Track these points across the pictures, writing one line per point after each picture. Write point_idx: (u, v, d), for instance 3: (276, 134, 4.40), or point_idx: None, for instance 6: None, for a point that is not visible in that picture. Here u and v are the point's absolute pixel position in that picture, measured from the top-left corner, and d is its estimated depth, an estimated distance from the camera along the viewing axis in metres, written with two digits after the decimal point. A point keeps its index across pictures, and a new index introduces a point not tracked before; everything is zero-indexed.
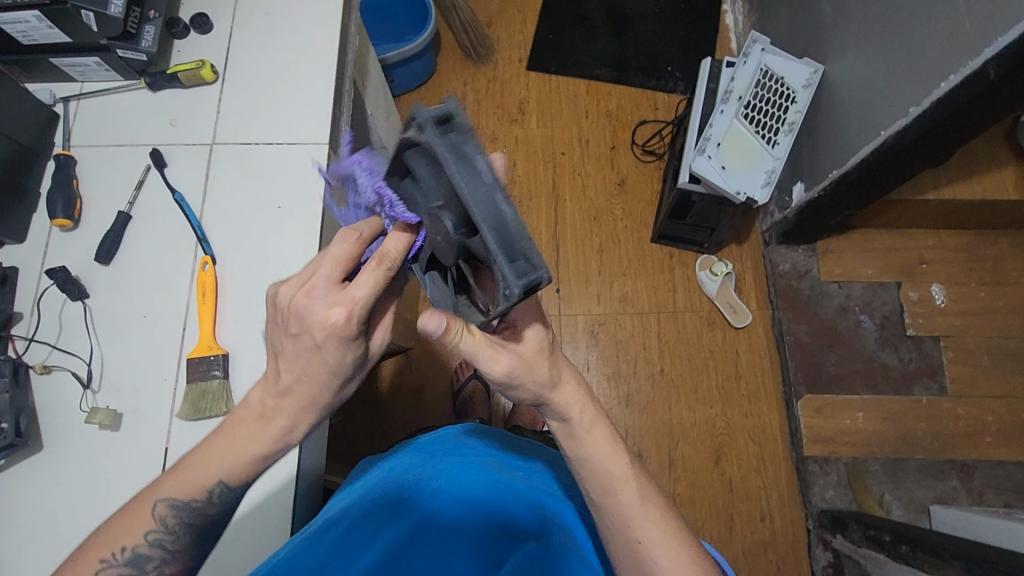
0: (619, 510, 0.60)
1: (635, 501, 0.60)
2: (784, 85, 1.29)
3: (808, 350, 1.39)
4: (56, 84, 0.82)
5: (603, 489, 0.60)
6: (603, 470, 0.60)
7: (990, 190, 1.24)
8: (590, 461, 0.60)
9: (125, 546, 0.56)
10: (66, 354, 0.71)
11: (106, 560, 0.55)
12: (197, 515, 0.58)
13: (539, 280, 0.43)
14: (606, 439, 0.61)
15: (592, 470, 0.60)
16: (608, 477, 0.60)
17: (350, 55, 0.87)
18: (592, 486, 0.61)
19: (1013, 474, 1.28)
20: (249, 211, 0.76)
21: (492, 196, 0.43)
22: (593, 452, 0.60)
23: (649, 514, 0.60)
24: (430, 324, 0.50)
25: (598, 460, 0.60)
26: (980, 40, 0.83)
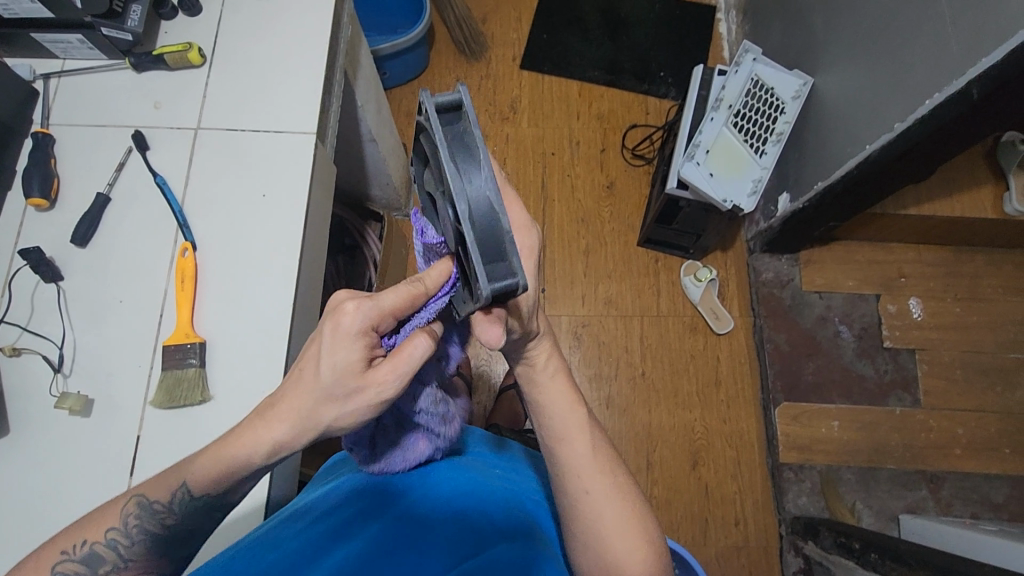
0: (574, 469, 0.61)
1: (592, 463, 0.62)
2: (774, 95, 1.30)
3: (787, 358, 1.41)
4: (36, 60, 0.80)
5: (559, 445, 0.62)
6: (561, 427, 0.62)
7: (969, 208, 1.27)
8: (551, 424, 0.62)
9: (85, 543, 0.54)
10: (37, 337, 0.70)
11: (66, 553, 0.53)
12: (157, 522, 0.56)
13: (509, 288, 0.45)
14: (568, 397, 0.63)
15: (551, 432, 0.62)
16: (565, 436, 0.62)
17: (342, 45, 0.86)
18: (550, 439, 0.63)
19: (980, 486, 1.31)
20: (233, 198, 0.75)
21: (484, 189, 0.46)
22: (553, 412, 0.62)
23: (602, 477, 0.62)
24: (492, 335, 0.51)
25: (557, 420, 0.62)
26: (965, 59, 0.84)
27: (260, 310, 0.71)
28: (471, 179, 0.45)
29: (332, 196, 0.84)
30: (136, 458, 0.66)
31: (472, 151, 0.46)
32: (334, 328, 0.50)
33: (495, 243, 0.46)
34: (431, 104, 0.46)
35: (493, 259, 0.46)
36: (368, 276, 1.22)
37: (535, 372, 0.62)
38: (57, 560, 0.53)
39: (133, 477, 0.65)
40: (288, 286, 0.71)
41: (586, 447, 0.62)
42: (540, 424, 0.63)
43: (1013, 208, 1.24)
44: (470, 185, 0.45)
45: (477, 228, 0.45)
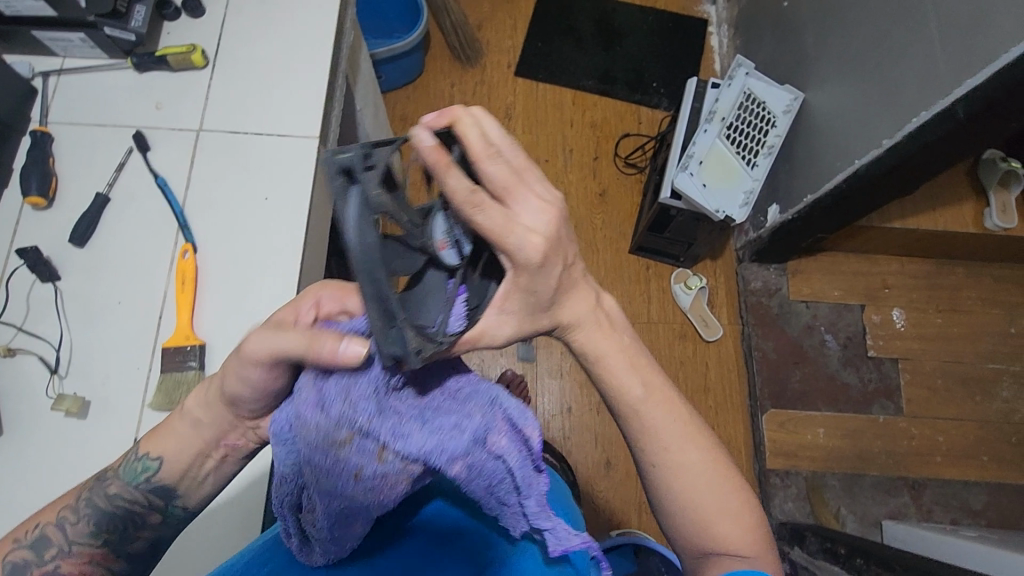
0: (652, 443, 0.59)
1: (672, 432, 0.59)
2: (765, 109, 1.33)
3: (775, 366, 1.43)
4: (35, 58, 0.79)
5: (632, 419, 0.59)
6: (632, 400, 0.58)
7: (950, 223, 1.31)
8: (616, 396, 0.58)
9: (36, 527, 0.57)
10: (33, 337, 0.69)
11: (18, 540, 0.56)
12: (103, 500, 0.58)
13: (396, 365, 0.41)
14: (630, 365, 0.58)
15: (617, 405, 0.59)
16: (632, 413, 0.58)
17: (344, 50, 0.86)
18: (620, 418, 0.60)
19: (959, 492, 1.34)
20: (235, 200, 0.75)
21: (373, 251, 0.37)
22: (618, 389, 0.58)
23: (681, 446, 0.59)
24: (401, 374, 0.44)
25: (622, 395, 0.58)
26: (952, 80, 0.87)
27: (262, 313, 0.71)
28: (362, 237, 0.37)
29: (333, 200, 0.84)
30: None
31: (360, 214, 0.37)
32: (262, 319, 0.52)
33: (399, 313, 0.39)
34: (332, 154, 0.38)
35: (398, 327, 0.40)
36: None
37: (590, 345, 0.57)
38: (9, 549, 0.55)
39: None
40: (291, 289, 0.72)
41: (660, 419, 0.59)
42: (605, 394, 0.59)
43: (994, 223, 1.28)
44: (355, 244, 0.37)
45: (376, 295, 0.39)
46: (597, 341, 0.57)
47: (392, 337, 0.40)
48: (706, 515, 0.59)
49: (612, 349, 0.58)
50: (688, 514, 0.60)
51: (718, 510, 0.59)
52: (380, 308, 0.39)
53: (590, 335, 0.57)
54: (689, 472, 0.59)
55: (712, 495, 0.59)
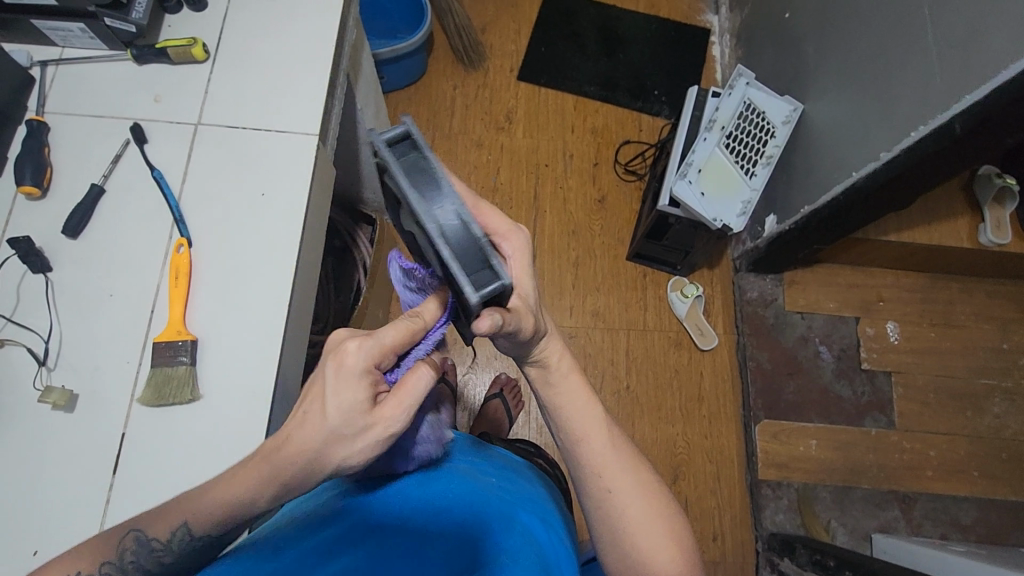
0: (594, 470, 0.62)
1: (615, 463, 0.62)
2: (765, 119, 1.33)
3: (769, 377, 1.43)
4: (34, 47, 0.79)
5: (580, 443, 0.63)
6: (579, 431, 0.63)
7: (945, 237, 1.31)
8: (567, 413, 0.64)
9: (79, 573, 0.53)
10: (22, 328, 0.68)
11: None
12: (150, 558, 0.55)
13: (495, 287, 0.51)
14: (582, 393, 0.65)
15: (566, 423, 0.64)
16: (578, 436, 0.63)
17: (346, 48, 0.86)
18: (566, 443, 0.64)
19: (949, 507, 1.35)
20: (231, 195, 0.74)
21: (455, 212, 0.52)
22: (565, 413, 0.64)
23: (624, 478, 0.62)
24: (485, 325, 0.52)
25: (571, 421, 0.63)
26: (950, 95, 0.87)
27: (255, 310, 0.70)
28: (441, 204, 0.52)
29: (331, 198, 0.84)
30: (120, 456, 0.65)
31: (435, 181, 0.53)
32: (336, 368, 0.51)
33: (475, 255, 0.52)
34: (376, 134, 0.53)
35: (476, 269, 0.52)
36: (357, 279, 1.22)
37: (553, 365, 0.64)
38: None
39: (116, 476, 0.64)
40: (286, 286, 0.71)
41: (605, 447, 0.63)
42: (554, 414, 0.65)
43: (988, 239, 1.28)
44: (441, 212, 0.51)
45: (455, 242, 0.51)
46: (554, 369, 0.64)
47: (477, 273, 0.52)
48: (639, 555, 0.61)
49: (567, 378, 0.64)
50: (623, 551, 0.61)
51: (655, 540, 0.61)
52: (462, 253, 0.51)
53: (551, 358, 0.64)
54: (629, 507, 0.61)
55: (653, 520, 0.61)
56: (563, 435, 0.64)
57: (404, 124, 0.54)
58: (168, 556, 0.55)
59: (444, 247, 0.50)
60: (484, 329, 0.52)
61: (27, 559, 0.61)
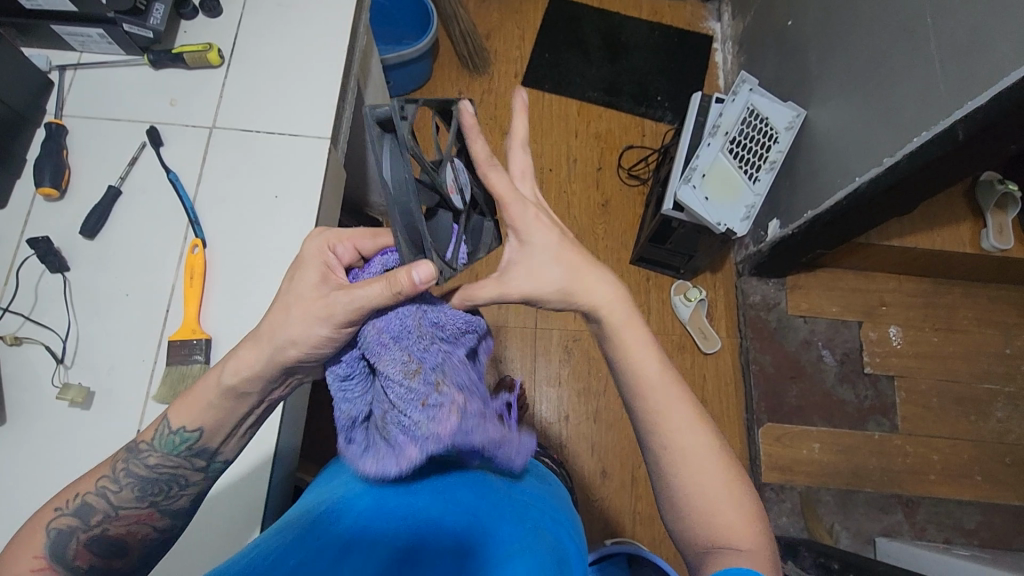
0: (653, 422, 0.60)
1: (678, 413, 0.60)
2: (768, 125, 1.35)
3: (772, 380, 1.44)
4: (53, 51, 0.81)
5: (640, 397, 0.61)
6: (641, 385, 0.61)
7: (948, 242, 1.32)
8: (629, 367, 0.62)
9: (82, 496, 0.58)
10: (40, 327, 0.69)
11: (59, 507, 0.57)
12: (142, 466, 0.60)
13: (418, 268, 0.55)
14: (642, 345, 0.63)
15: (628, 376, 0.62)
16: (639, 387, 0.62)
17: (357, 53, 0.88)
18: (629, 395, 0.62)
19: (953, 511, 1.35)
20: (245, 197, 0.75)
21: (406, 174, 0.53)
22: (623, 364, 0.62)
23: (686, 428, 0.59)
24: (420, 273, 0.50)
25: (628, 371, 0.62)
26: (953, 102, 0.88)
27: (269, 309, 0.71)
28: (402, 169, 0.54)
29: (341, 200, 0.85)
30: None
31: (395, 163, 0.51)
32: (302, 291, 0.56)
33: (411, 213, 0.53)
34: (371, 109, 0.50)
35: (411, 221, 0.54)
36: None
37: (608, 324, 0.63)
38: (52, 517, 0.57)
39: None
40: None
41: (665, 398, 0.60)
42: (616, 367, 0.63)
43: (990, 244, 1.30)
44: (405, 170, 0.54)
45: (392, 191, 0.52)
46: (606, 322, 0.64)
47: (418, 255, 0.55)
48: (705, 513, 0.57)
49: (621, 327, 0.63)
50: (688, 507, 0.58)
51: (722, 499, 0.57)
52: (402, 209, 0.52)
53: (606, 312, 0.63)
54: (692, 460, 0.58)
55: (718, 481, 0.58)
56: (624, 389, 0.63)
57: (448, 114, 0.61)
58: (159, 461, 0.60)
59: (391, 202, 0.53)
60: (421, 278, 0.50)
61: None
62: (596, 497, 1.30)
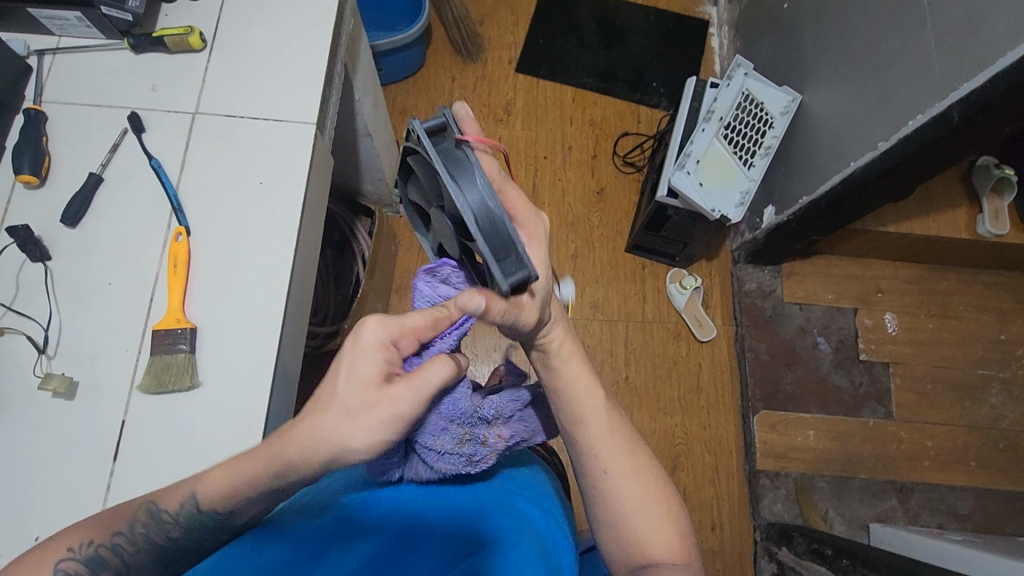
0: (594, 448, 0.63)
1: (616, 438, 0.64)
2: (764, 110, 1.33)
3: (767, 367, 1.44)
4: (32, 36, 0.79)
5: (580, 426, 0.64)
6: (580, 413, 0.64)
7: (944, 228, 1.31)
8: (568, 391, 0.64)
9: (91, 542, 0.54)
10: (21, 317, 0.68)
11: (70, 552, 0.53)
12: (164, 532, 0.56)
13: (436, 119, 0.56)
14: (583, 378, 0.65)
15: (570, 403, 0.64)
16: (582, 414, 0.64)
17: (343, 38, 0.86)
18: (568, 423, 0.64)
19: (946, 497, 1.35)
20: (229, 184, 0.74)
21: (480, 195, 0.53)
22: (568, 390, 0.64)
23: (625, 459, 0.63)
24: (470, 302, 0.52)
25: (573, 397, 0.64)
26: (948, 83, 0.87)
27: (253, 299, 0.70)
28: (469, 190, 0.53)
29: (328, 188, 0.84)
30: (121, 443, 0.65)
31: (478, 197, 0.53)
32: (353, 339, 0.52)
33: (504, 245, 0.52)
34: (509, 277, 0.51)
35: (504, 256, 0.52)
36: (357, 271, 1.22)
37: (555, 348, 0.65)
38: (62, 557, 0.53)
39: (117, 461, 0.64)
40: (283, 274, 0.71)
41: (606, 428, 0.64)
42: (555, 394, 0.65)
43: (986, 229, 1.29)
44: (471, 192, 0.53)
45: (484, 219, 0.52)
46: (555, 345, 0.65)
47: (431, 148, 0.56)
48: (638, 533, 0.61)
49: (572, 366, 0.65)
50: (617, 525, 0.62)
51: (653, 521, 0.61)
52: (488, 236, 0.51)
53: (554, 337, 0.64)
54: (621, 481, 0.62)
55: (648, 501, 0.62)
56: (563, 414, 0.64)
57: (446, 115, 0.57)
58: (180, 530, 0.56)
59: (473, 225, 0.51)
60: (465, 306, 0.52)
61: (29, 545, 0.62)
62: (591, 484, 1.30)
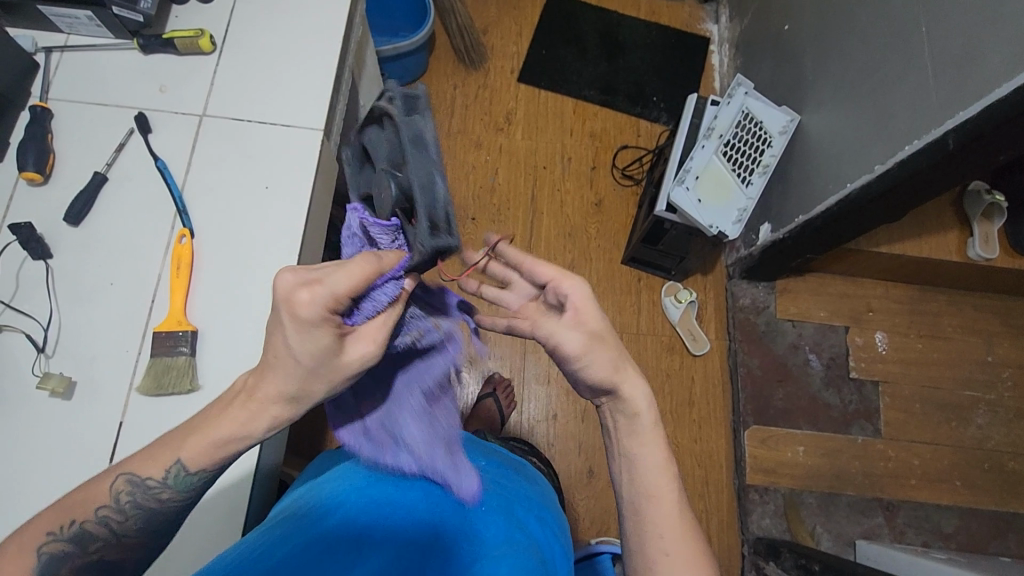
0: (649, 506, 0.63)
1: (661, 488, 0.64)
2: (762, 129, 1.35)
3: (758, 383, 1.45)
4: (40, 33, 0.79)
5: (637, 482, 0.64)
6: (638, 472, 0.64)
7: (935, 250, 1.33)
8: (626, 448, 0.65)
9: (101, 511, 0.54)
10: (21, 314, 0.68)
11: (54, 533, 0.54)
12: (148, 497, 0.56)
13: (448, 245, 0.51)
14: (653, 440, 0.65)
15: (631, 461, 0.65)
16: (639, 474, 0.64)
17: (351, 45, 0.86)
18: (628, 476, 0.65)
19: (932, 515, 1.37)
20: (235, 188, 0.74)
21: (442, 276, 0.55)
22: (632, 446, 0.65)
23: (676, 524, 0.63)
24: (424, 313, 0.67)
25: (634, 457, 0.65)
26: (945, 111, 0.89)
27: (256, 303, 0.70)
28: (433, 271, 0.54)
29: (332, 194, 0.84)
30: (117, 445, 0.64)
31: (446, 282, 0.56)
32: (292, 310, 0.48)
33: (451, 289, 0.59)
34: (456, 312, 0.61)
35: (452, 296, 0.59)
36: None
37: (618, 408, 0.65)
38: (43, 541, 0.53)
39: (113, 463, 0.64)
40: None
41: (662, 490, 0.64)
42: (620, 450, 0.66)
43: (976, 253, 1.31)
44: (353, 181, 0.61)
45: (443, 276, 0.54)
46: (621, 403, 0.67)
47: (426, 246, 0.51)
48: None
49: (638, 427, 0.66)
50: None
51: None
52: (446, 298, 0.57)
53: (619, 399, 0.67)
54: (665, 536, 0.62)
55: (693, 567, 0.61)
56: (624, 472, 0.65)
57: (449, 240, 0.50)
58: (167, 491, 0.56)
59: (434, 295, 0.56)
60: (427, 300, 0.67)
61: None
62: (583, 493, 1.29)
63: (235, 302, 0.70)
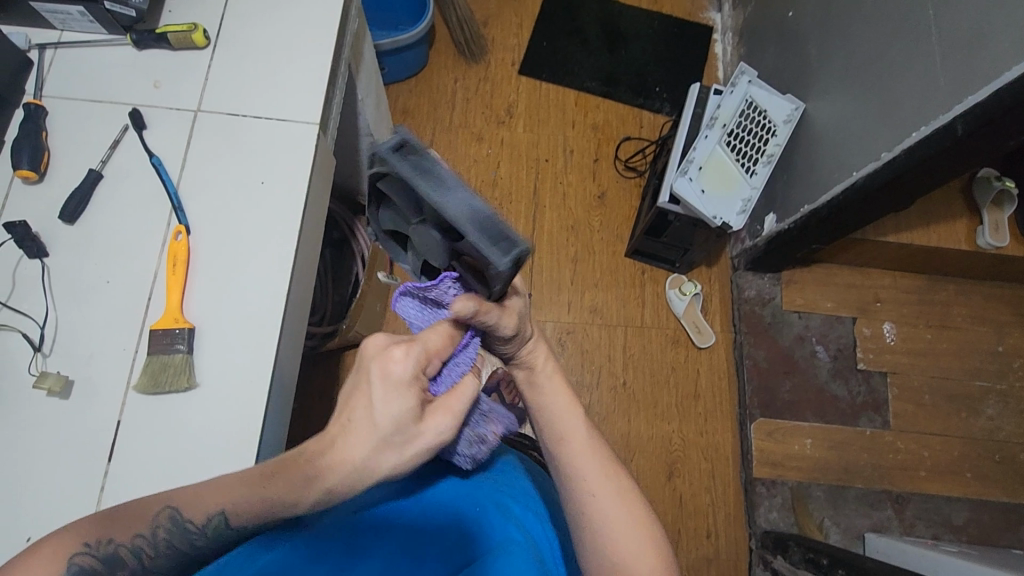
0: (573, 468, 0.62)
1: (572, 428, 0.65)
2: (767, 117, 1.33)
3: (765, 375, 1.44)
4: (33, 30, 0.78)
5: (560, 445, 0.64)
6: (562, 436, 0.64)
7: (944, 238, 1.31)
8: (548, 413, 0.66)
9: (110, 540, 0.51)
10: (18, 314, 0.68)
11: (88, 547, 0.50)
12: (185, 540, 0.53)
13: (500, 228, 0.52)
14: (565, 402, 0.67)
15: (550, 424, 0.65)
16: (560, 436, 0.65)
17: (347, 37, 0.85)
18: (548, 442, 0.65)
19: (942, 507, 1.35)
20: (231, 183, 0.74)
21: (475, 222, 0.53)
22: (551, 412, 0.66)
23: (606, 483, 0.62)
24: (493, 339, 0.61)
25: (553, 421, 0.66)
26: (953, 96, 0.87)
27: (253, 299, 0.70)
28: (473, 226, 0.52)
29: (330, 189, 0.83)
30: (115, 443, 0.64)
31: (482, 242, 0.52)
32: (384, 373, 0.54)
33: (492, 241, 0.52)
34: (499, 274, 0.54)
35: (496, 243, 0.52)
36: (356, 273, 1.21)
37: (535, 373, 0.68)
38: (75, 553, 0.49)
39: (110, 463, 0.63)
40: (284, 275, 0.71)
41: (581, 447, 0.64)
42: (539, 416, 0.67)
43: (986, 241, 1.29)
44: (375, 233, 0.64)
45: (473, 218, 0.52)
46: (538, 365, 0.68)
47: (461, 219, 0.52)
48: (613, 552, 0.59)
49: (553, 391, 0.67)
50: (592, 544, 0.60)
51: (627, 540, 0.59)
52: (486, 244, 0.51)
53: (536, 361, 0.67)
54: (593, 493, 0.61)
55: (625, 520, 0.60)
56: (545, 435, 0.66)
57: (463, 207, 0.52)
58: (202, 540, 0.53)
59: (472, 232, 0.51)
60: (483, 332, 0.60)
61: (20, 545, 0.61)
62: None
63: (232, 298, 0.70)
